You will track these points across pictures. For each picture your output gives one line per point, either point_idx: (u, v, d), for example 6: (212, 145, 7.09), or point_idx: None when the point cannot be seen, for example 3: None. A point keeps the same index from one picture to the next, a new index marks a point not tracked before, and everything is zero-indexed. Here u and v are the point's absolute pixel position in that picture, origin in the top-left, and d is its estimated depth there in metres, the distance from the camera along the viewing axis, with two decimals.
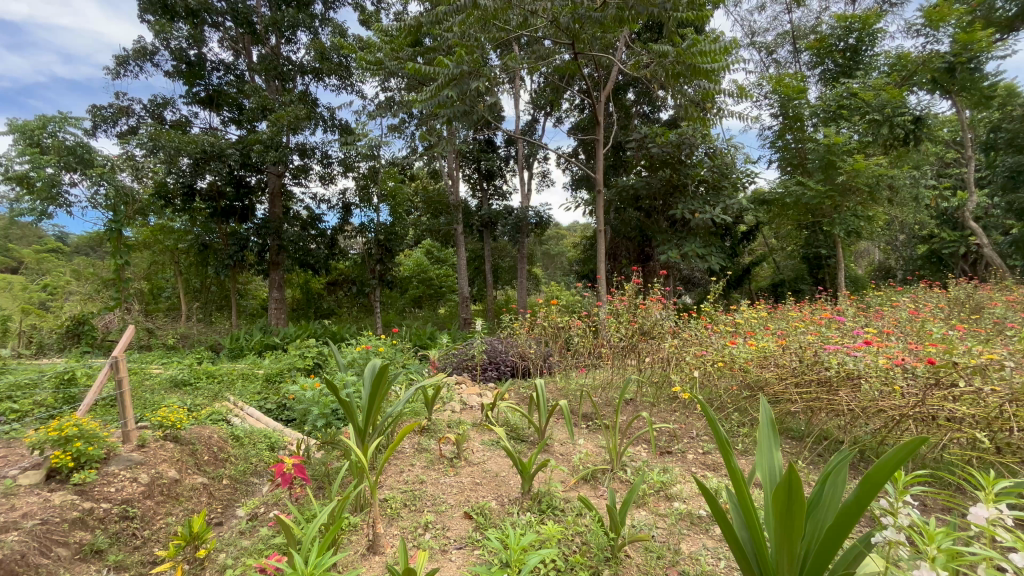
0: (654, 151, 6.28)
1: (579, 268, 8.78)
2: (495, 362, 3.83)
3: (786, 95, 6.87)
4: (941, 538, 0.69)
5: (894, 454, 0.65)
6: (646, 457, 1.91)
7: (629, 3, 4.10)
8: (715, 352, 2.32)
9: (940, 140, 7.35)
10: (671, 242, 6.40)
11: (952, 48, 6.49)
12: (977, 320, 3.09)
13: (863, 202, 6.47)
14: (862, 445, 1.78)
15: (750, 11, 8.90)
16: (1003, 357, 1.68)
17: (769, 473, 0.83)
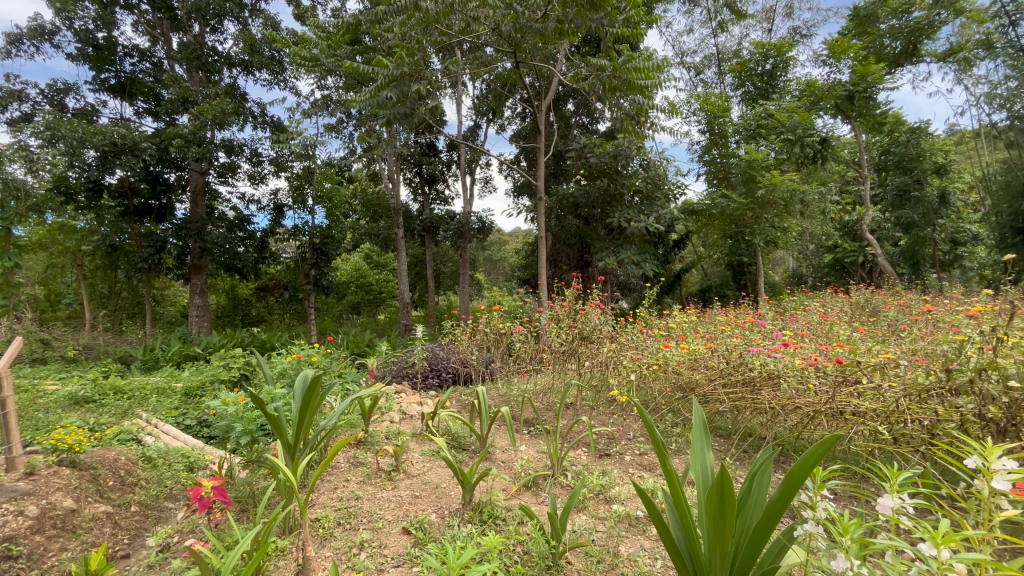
0: (592, 161, 6.49)
1: (521, 274, 8.88)
2: (436, 369, 3.77)
3: (712, 113, 7.34)
4: (854, 529, 0.74)
5: (812, 452, 0.69)
6: (586, 461, 1.94)
7: (569, 17, 4.22)
8: (650, 355, 2.43)
9: (842, 161, 8.18)
10: (609, 249, 6.63)
11: (852, 78, 7.24)
12: (873, 322, 3.45)
13: (779, 214, 7.06)
14: (782, 441, 1.91)
15: (679, 32, 9.43)
16: (897, 356, 1.87)
17: (701, 473, 0.87)
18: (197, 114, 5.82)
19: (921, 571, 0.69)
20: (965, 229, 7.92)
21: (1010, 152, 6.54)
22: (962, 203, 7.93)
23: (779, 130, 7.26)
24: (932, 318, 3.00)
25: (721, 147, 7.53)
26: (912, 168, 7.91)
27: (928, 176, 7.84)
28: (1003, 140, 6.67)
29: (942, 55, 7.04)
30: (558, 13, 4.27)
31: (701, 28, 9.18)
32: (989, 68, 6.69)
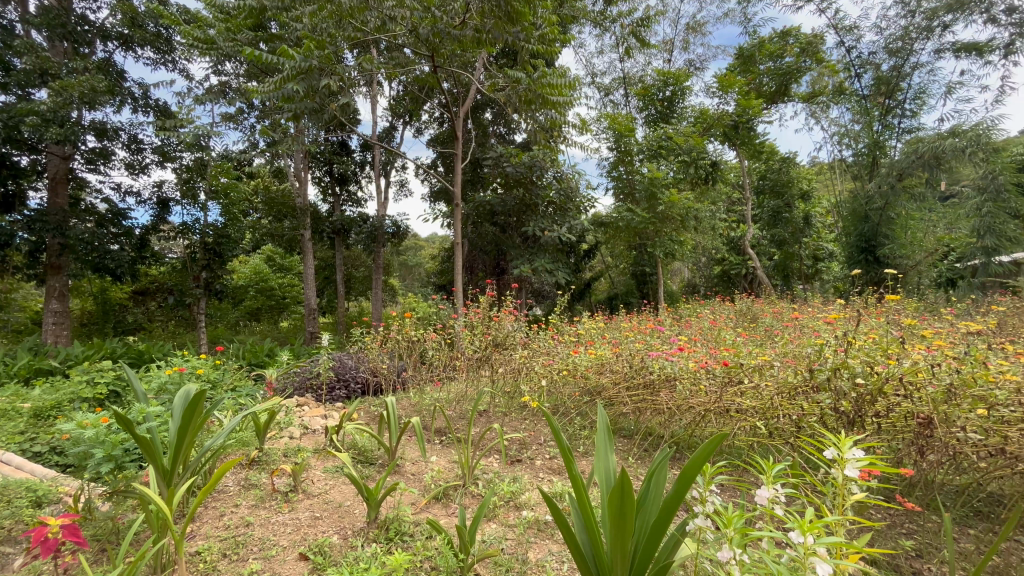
0: (508, 170, 6.60)
1: (436, 280, 8.75)
2: (343, 380, 3.58)
3: (619, 131, 7.81)
4: (736, 520, 0.80)
5: (702, 450, 0.74)
6: (497, 468, 1.95)
7: (486, 27, 4.26)
8: (560, 361, 2.53)
9: (729, 183, 9.13)
10: (524, 257, 6.77)
11: (737, 110, 8.13)
12: (753, 328, 3.86)
13: (676, 229, 7.72)
14: (678, 439, 2.06)
15: (591, 53, 9.94)
16: (771, 358, 2.11)
17: (605, 475, 0.90)
18: (59, 90, 5.01)
19: (790, 555, 0.76)
20: (824, 247, 9.20)
21: (856, 183, 7.72)
22: (821, 225, 9.21)
23: (676, 152, 7.92)
24: (799, 323, 3.43)
25: (626, 164, 8.03)
26: (784, 192, 9.04)
27: (796, 200, 9.00)
28: (850, 173, 7.86)
29: (806, 96, 8.16)
30: (475, 22, 4.30)
31: (610, 52, 9.76)
32: (840, 112, 7.84)
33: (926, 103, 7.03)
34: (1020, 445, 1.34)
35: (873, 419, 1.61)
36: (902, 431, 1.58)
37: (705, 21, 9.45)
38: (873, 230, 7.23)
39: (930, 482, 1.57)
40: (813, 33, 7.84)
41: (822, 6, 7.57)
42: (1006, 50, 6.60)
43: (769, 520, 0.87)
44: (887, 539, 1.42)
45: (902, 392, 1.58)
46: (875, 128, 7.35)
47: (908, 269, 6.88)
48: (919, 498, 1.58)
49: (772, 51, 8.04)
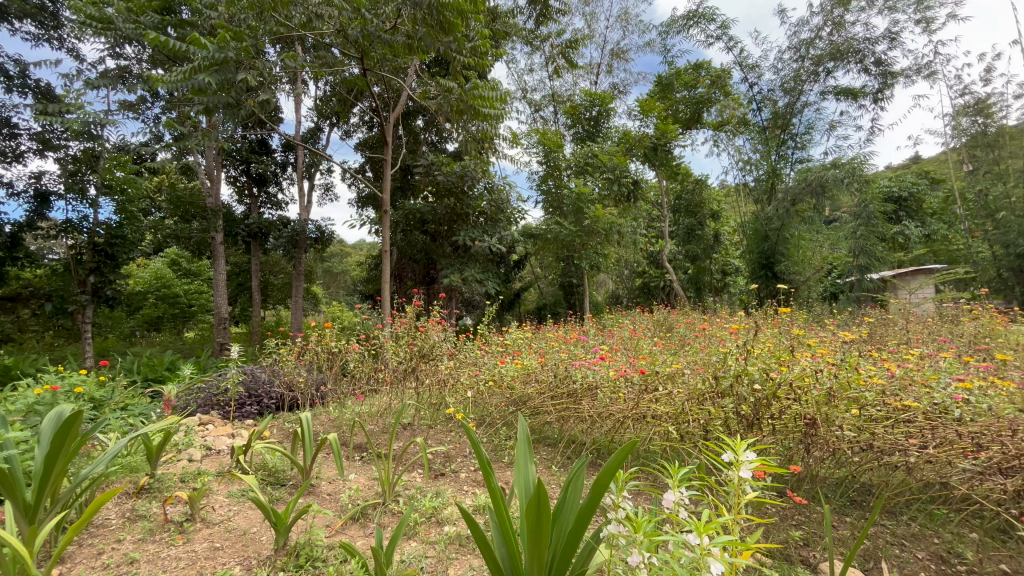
0: (439, 179, 6.54)
1: (362, 288, 8.44)
2: (255, 396, 3.32)
3: (548, 147, 8.05)
4: (645, 524, 0.83)
5: (614, 459, 0.77)
6: (420, 483, 1.89)
7: (418, 34, 4.23)
8: (487, 371, 2.55)
9: (649, 201, 9.72)
10: (454, 266, 6.71)
11: (656, 134, 8.70)
12: (668, 337, 4.12)
13: (601, 243, 8.07)
14: (598, 445, 2.13)
15: (522, 69, 10.19)
16: (682, 366, 2.26)
17: (524, 486, 0.90)
18: None
19: (689, 553, 0.81)
20: (731, 263, 10.05)
21: (757, 206, 8.54)
22: (729, 242, 10.08)
23: (601, 169, 8.30)
24: (708, 333, 3.71)
25: (555, 178, 8.28)
26: (697, 211, 9.80)
27: (707, 219, 9.80)
28: (752, 196, 8.67)
29: (715, 125, 8.93)
30: (407, 28, 4.26)
31: (540, 70, 10.06)
32: (743, 141, 8.66)
33: (813, 137, 7.96)
34: (885, 441, 1.54)
35: (769, 421, 1.77)
36: (792, 432, 1.74)
37: (627, 49, 10.06)
38: (772, 249, 7.98)
39: (815, 476, 1.74)
40: (722, 68, 8.61)
41: (729, 44, 8.34)
42: (875, 96, 7.66)
43: (676, 523, 0.92)
44: (780, 531, 1.56)
45: (793, 396, 1.75)
46: (773, 157, 8.19)
47: (800, 284, 7.70)
48: (806, 492, 1.75)
49: (687, 81, 8.74)
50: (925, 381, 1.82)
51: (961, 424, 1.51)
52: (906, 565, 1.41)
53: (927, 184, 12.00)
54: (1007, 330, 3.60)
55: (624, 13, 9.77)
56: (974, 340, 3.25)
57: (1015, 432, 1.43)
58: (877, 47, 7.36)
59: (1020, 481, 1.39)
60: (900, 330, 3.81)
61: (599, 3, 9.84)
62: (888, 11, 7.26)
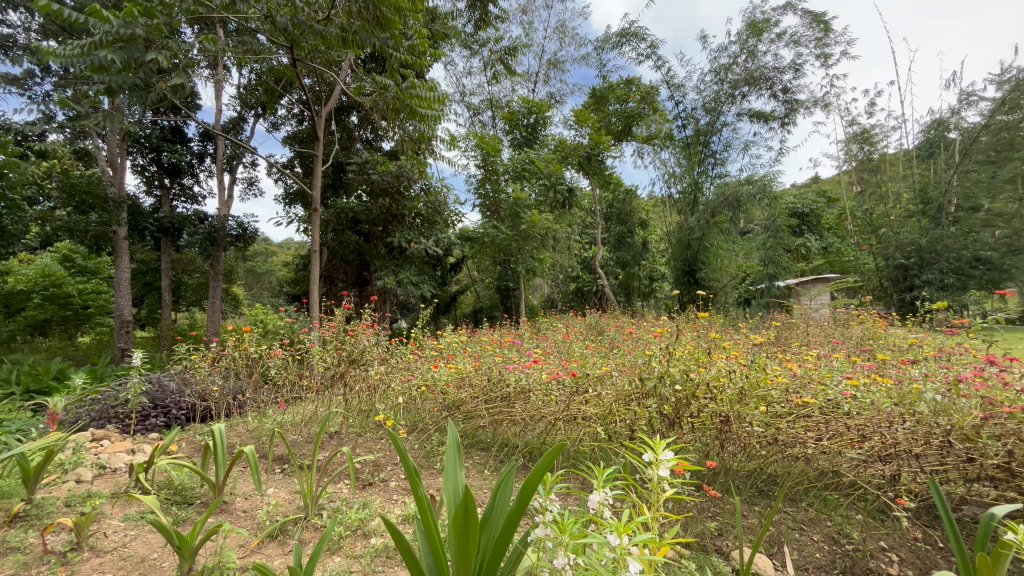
0: (374, 178, 6.33)
1: (288, 290, 7.98)
2: (162, 407, 3.03)
3: (485, 151, 8.08)
4: (571, 526, 0.85)
5: (542, 462, 0.77)
6: (346, 494, 1.82)
7: (353, 28, 4.09)
8: (419, 377, 2.52)
9: (584, 208, 10.04)
10: (388, 268, 6.52)
11: (590, 144, 9.02)
12: (598, 340, 4.29)
13: (537, 248, 8.22)
14: (530, 448, 2.16)
15: (460, 72, 10.16)
16: (611, 368, 2.35)
17: (452, 492, 0.88)
18: None
19: (610, 550, 0.83)
20: (657, 269, 10.61)
21: (681, 216, 9.10)
22: (656, 250, 10.64)
23: (538, 175, 8.46)
24: (635, 337, 3.89)
25: (493, 183, 8.33)
26: (627, 220, 10.27)
27: (636, 228, 10.30)
28: (676, 207, 9.22)
29: (645, 138, 9.42)
30: (341, 21, 4.10)
31: (479, 74, 10.07)
32: (668, 155, 9.20)
33: (730, 155, 8.61)
34: (788, 434, 1.69)
35: (688, 419, 1.88)
36: (708, 429, 1.87)
37: (563, 60, 10.34)
38: (693, 257, 8.53)
39: (728, 470, 1.87)
40: (650, 85, 9.07)
41: (657, 63, 8.82)
42: (782, 121, 8.44)
43: (600, 521, 0.94)
44: (698, 522, 1.66)
45: (709, 395, 1.87)
46: (695, 171, 8.76)
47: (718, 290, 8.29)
48: (721, 485, 1.87)
49: (619, 95, 9.15)
50: (821, 380, 2.02)
51: (848, 417, 1.70)
52: (805, 548, 1.55)
53: (825, 203, 13.41)
54: (886, 333, 4.11)
55: (561, 25, 10.04)
56: (860, 342, 3.67)
57: (892, 423, 1.61)
58: (784, 76, 8.11)
59: (896, 466, 1.58)
60: (802, 333, 4.22)
61: (537, 13, 10.03)
62: (793, 44, 8.02)
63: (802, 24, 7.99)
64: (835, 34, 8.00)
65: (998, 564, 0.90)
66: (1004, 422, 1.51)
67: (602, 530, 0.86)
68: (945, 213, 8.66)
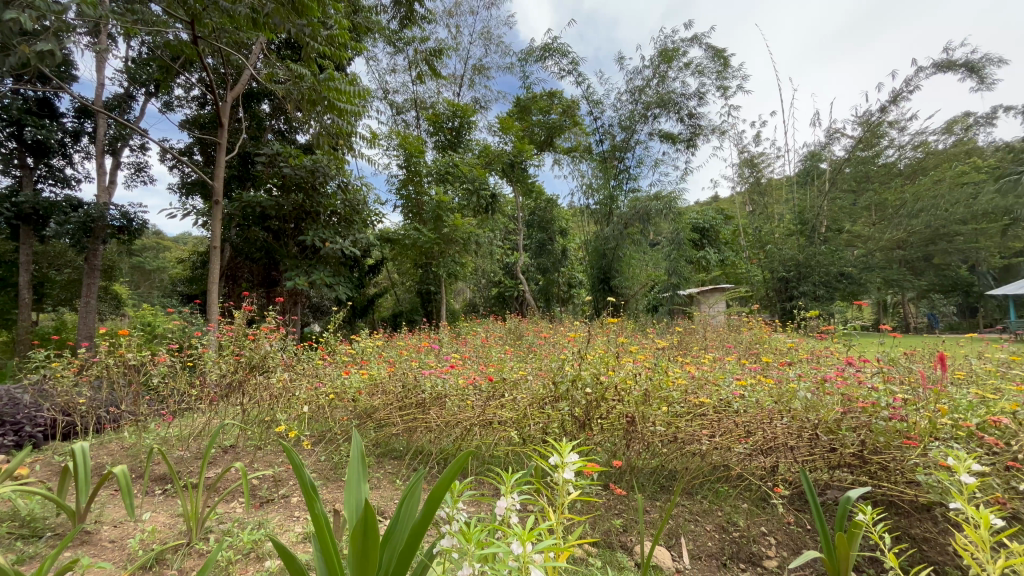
0: (286, 172, 5.93)
1: (182, 289, 7.20)
2: (14, 423, 2.58)
3: (408, 151, 7.90)
4: (477, 533, 0.82)
5: (450, 471, 0.73)
6: (238, 515, 1.66)
7: (265, 10, 3.75)
8: (328, 384, 2.42)
9: (507, 215, 10.16)
10: (300, 268, 6.10)
11: (513, 151, 9.15)
12: (516, 345, 4.34)
13: (459, 252, 8.19)
14: (444, 454, 2.12)
15: (383, 69, 9.86)
16: (527, 372, 2.40)
17: (354, 506, 0.82)
18: None
19: (512, 558, 0.81)
20: (575, 276, 11.00)
21: (597, 226, 9.49)
22: (575, 257, 11.03)
23: (461, 179, 8.43)
24: (553, 341, 4.00)
25: (415, 184, 8.16)
26: (548, 227, 10.57)
27: (556, 235, 10.64)
28: (593, 218, 9.65)
29: (565, 149, 9.78)
30: (252, 0, 3.75)
31: (403, 73, 9.85)
32: (586, 167, 9.63)
33: (642, 171, 9.19)
34: (686, 432, 1.83)
35: (598, 421, 1.95)
36: (616, 430, 1.95)
37: (488, 66, 10.43)
38: (608, 265, 8.97)
39: (632, 468, 1.97)
40: (571, 99, 9.43)
41: (578, 79, 9.20)
42: (687, 143, 9.18)
43: (507, 527, 0.92)
44: (603, 520, 1.74)
45: (617, 397, 1.96)
46: (611, 184, 9.22)
47: (630, 297, 8.80)
48: (626, 483, 1.97)
49: (542, 106, 9.39)
50: (715, 381, 2.21)
51: (737, 415, 1.87)
52: (698, 538, 1.69)
53: (722, 220, 14.76)
54: (769, 337, 4.60)
55: (486, 32, 10.13)
56: (748, 347, 4.07)
57: (772, 419, 1.80)
58: (689, 103, 8.84)
59: (775, 458, 1.75)
60: (700, 338, 4.60)
61: (463, 18, 10.05)
62: (697, 74, 8.78)
63: (706, 57, 8.77)
64: (732, 69, 8.88)
65: (852, 542, 1.01)
66: (858, 416, 1.75)
67: (508, 538, 0.84)
68: (817, 233, 10.01)
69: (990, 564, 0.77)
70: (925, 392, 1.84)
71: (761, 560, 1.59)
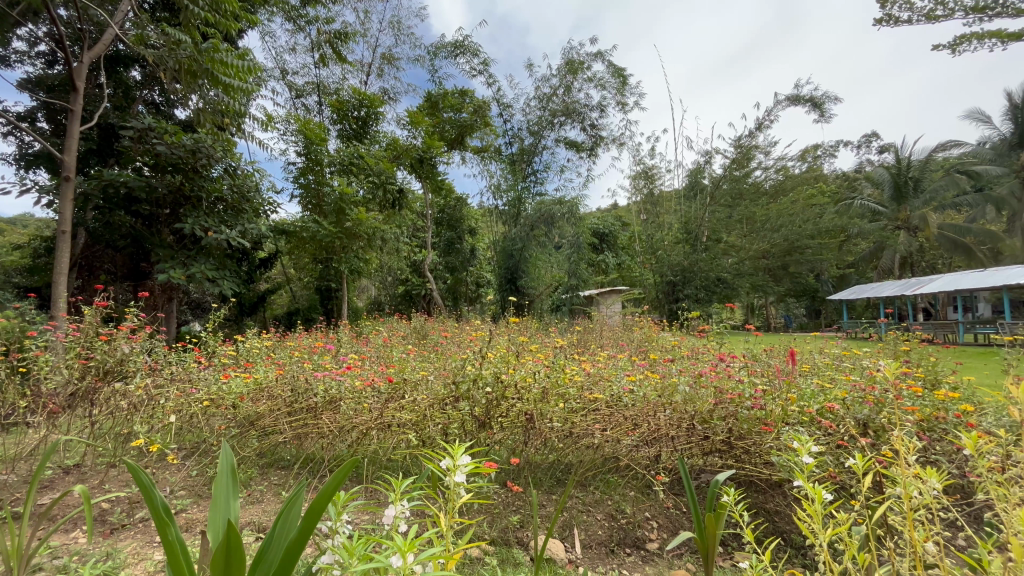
0: (159, 149, 5.19)
1: (18, 281, 6.03)
2: None
3: (308, 137, 7.37)
4: (361, 547, 0.77)
5: (331, 482, 0.66)
6: (80, 548, 1.43)
7: None
8: (204, 390, 2.18)
9: (415, 212, 9.90)
10: (176, 259, 5.36)
11: (423, 147, 8.92)
12: (421, 344, 4.25)
13: (363, 247, 7.83)
14: (337, 460, 2.01)
15: (281, 47, 9.08)
16: (429, 372, 2.36)
17: (218, 528, 0.72)
18: None
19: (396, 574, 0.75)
20: (483, 276, 11.06)
21: (505, 227, 9.61)
22: (483, 257, 11.07)
23: (366, 172, 8.03)
24: (457, 340, 4.00)
25: (316, 174, 7.63)
26: (457, 226, 10.50)
27: (465, 234, 10.61)
28: (501, 218, 9.74)
29: (476, 148, 9.75)
30: None
31: (305, 53, 9.14)
32: (494, 167, 9.69)
33: (548, 175, 9.49)
34: (581, 427, 1.92)
35: (498, 420, 1.98)
36: (516, 427, 1.99)
37: (398, 56, 10.05)
38: (515, 266, 9.11)
39: (530, 464, 2.02)
40: (482, 100, 9.43)
41: (489, 80, 9.23)
42: (589, 151, 9.65)
43: (394, 537, 0.88)
44: (501, 518, 1.77)
45: (517, 395, 2.00)
46: (519, 187, 9.40)
47: (535, 297, 9.06)
48: (523, 479, 2.01)
49: (453, 103, 9.29)
50: (609, 377, 2.35)
51: (627, 410, 2.01)
52: (590, 527, 1.80)
53: (620, 226, 15.82)
54: (657, 336, 5.01)
55: (396, 21, 9.78)
56: (639, 345, 4.40)
57: (657, 412, 1.96)
58: (592, 114, 9.32)
59: (658, 447, 1.91)
60: (598, 336, 4.88)
61: (372, 3, 9.59)
62: (600, 88, 9.28)
63: (607, 72, 9.30)
64: (631, 87, 9.52)
65: (718, 523, 1.10)
66: (728, 406, 1.97)
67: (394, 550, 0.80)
68: (699, 242, 11.15)
69: (822, 533, 0.87)
70: (780, 383, 2.13)
71: (645, 543, 1.76)
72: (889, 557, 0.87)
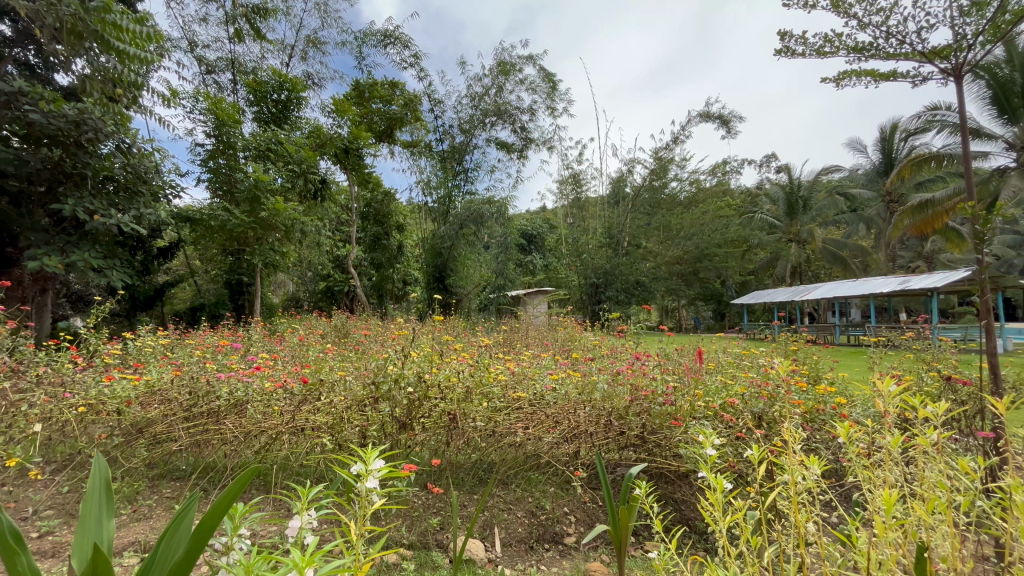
0: (32, 118, 4.43)
1: None
2: None
3: (219, 117, 6.72)
4: (260, 561, 0.71)
5: (227, 493, 0.60)
6: None
7: None
8: (81, 395, 1.93)
9: (340, 204, 9.44)
10: (51, 245, 4.66)
11: (348, 137, 8.54)
12: (341, 343, 4.06)
13: (279, 239, 7.34)
14: (243, 467, 1.86)
15: (189, 16, 8.25)
16: (347, 372, 2.25)
17: (87, 551, 0.63)
18: None
19: None
20: (410, 273, 10.79)
21: (434, 224, 9.44)
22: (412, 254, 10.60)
23: (285, 159, 7.53)
24: (381, 339, 3.86)
25: (228, 157, 6.97)
26: (383, 221, 10.15)
27: (392, 230, 10.25)
28: (430, 215, 9.56)
29: (407, 143, 9.45)
30: None
31: (217, 26, 8.38)
32: (424, 162, 9.50)
33: (478, 174, 9.48)
34: (503, 426, 1.94)
35: (419, 420, 1.94)
36: (439, 427, 1.96)
37: (324, 40, 9.54)
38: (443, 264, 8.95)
39: (452, 464, 2.00)
40: (413, 93, 9.18)
41: (420, 74, 9.03)
42: (519, 153, 9.77)
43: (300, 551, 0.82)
44: (421, 521, 1.74)
45: (439, 395, 1.98)
46: (449, 184, 9.29)
47: (463, 296, 9.00)
48: (445, 480, 1.98)
49: (383, 94, 8.95)
50: (532, 376, 2.40)
51: (548, 407, 2.05)
52: (510, 525, 1.82)
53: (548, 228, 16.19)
54: (580, 336, 5.19)
55: (323, 3, 9.27)
56: (563, 344, 4.52)
57: (576, 409, 2.02)
58: (522, 117, 9.45)
59: (577, 444, 1.97)
60: (523, 336, 4.96)
61: None
62: (531, 92, 9.43)
63: (538, 77, 9.48)
64: (560, 94, 9.77)
65: (630, 513, 1.15)
66: (642, 402, 2.08)
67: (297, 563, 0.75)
68: (621, 246, 11.71)
69: (722, 519, 0.94)
70: (688, 380, 2.28)
71: (563, 538, 1.81)
72: (779, 537, 0.97)
